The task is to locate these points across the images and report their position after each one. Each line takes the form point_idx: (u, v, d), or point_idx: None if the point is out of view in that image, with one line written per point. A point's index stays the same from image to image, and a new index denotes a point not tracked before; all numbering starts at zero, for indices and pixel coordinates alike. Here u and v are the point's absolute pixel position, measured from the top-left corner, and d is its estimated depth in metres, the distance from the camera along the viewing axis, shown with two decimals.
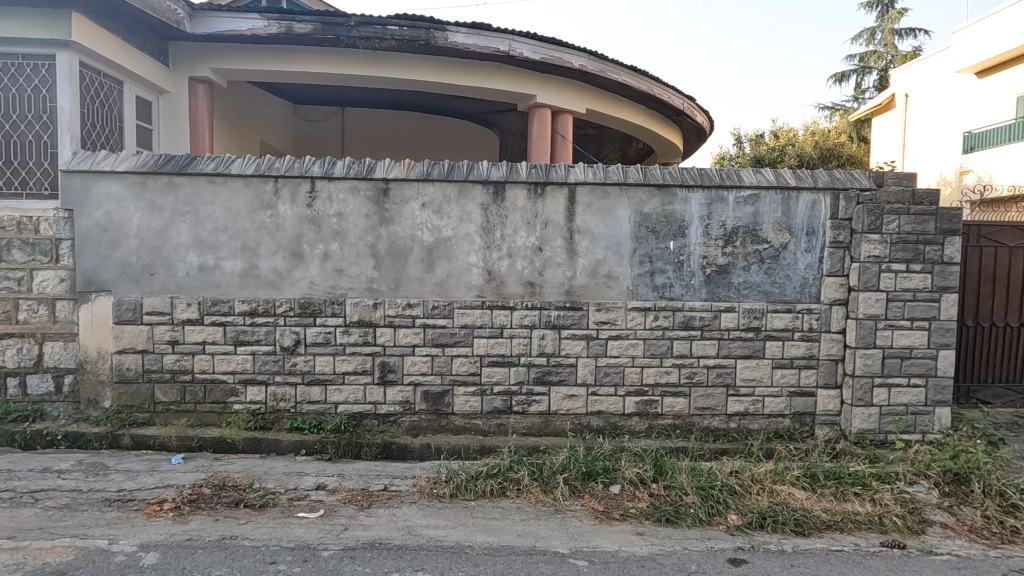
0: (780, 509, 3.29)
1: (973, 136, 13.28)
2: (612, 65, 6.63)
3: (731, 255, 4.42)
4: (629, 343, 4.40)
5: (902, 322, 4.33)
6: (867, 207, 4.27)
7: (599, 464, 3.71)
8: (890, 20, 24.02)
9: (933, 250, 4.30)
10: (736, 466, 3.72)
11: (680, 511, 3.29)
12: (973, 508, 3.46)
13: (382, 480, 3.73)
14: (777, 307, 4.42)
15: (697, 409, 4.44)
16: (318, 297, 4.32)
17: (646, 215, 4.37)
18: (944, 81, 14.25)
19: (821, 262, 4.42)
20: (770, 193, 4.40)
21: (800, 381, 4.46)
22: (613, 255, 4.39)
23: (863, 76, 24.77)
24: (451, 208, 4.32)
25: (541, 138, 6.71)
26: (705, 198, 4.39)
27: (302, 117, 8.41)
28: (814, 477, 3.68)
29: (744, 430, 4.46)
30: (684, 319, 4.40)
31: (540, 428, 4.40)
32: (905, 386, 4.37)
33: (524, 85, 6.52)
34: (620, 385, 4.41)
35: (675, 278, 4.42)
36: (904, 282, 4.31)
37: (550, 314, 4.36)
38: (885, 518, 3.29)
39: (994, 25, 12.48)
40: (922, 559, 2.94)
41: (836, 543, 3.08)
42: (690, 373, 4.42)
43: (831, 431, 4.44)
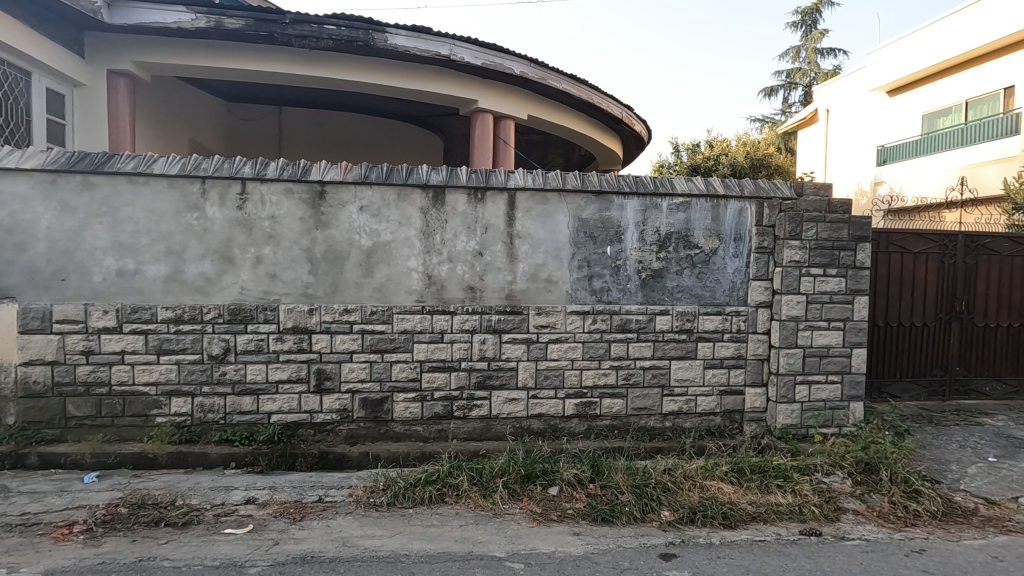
0: (709, 504, 3.45)
1: (886, 151, 14.36)
2: (553, 73, 6.73)
3: (665, 260, 4.59)
4: (568, 346, 4.48)
5: (821, 323, 4.63)
6: (788, 215, 4.55)
7: (538, 466, 3.75)
8: (814, 40, 25.65)
9: (847, 255, 4.62)
10: (670, 464, 3.85)
11: (616, 509, 3.37)
12: (881, 495, 3.74)
13: (316, 490, 3.61)
14: (708, 309, 4.62)
15: (634, 410, 4.57)
16: (249, 303, 4.15)
17: (584, 221, 4.47)
18: (860, 98, 15.35)
19: (748, 267, 4.66)
20: (701, 200, 4.59)
21: (729, 380, 4.67)
22: (552, 260, 4.46)
23: (790, 91, 26.32)
24: (390, 212, 4.26)
25: (483, 143, 6.74)
26: (640, 205, 4.54)
27: (236, 116, 8.08)
28: (741, 471, 3.87)
29: (678, 428, 4.63)
30: (620, 322, 4.53)
31: (481, 432, 4.40)
32: (823, 382, 4.67)
33: (466, 90, 6.53)
34: (560, 387, 4.47)
35: (612, 282, 4.53)
36: (822, 285, 4.61)
37: (490, 317, 4.38)
38: (804, 508, 3.50)
39: (910, 44, 13.49)
40: (836, 545, 3.14)
41: (760, 534, 3.25)
42: (626, 374, 4.55)
43: (758, 427, 4.67)
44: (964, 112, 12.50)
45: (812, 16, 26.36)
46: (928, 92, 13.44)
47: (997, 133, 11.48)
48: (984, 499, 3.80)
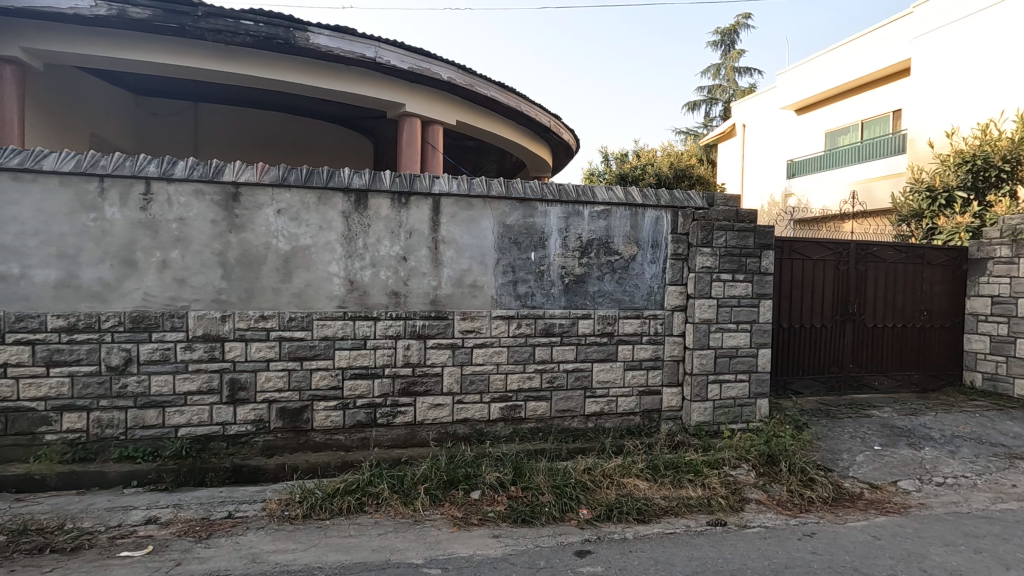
0: (625, 500, 3.59)
1: (795, 165, 15.49)
2: (480, 80, 6.80)
3: (587, 265, 4.74)
4: (494, 351, 4.51)
5: (730, 325, 4.94)
6: (700, 223, 4.82)
7: (461, 471, 3.76)
8: (732, 59, 27.28)
9: (753, 261, 4.96)
10: (589, 463, 3.99)
11: (535, 510, 3.44)
12: (781, 485, 4.03)
13: (226, 506, 3.45)
14: (627, 313, 4.81)
15: (558, 412, 4.67)
16: (154, 311, 3.91)
17: (508, 226, 4.54)
18: (770, 116, 16.53)
19: (664, 272, 4.89)
20: (620, 209, 4.78)
21: (647, 380, 4.88)
22: (477, 265, 4.49)
23: (711, 106, 27.85)
24: (310, 215, 4.15)
25: (411, 147, 6.70)
26: (563, 212, 4.66)
27: (145, 110, 7.54)
28: (656, 468, 4.07)
29: (600, 429, 4.78)
30: (544, 326, 4.63)
31: (405, 439, 4.35)
32: (733, 381, 4.97)
33: (393, 93, 6.47)
34: (485, 392, 4.50)
35: (536, 287, 4.63)
36: (731, 289, 4.91)
37: (414, 323, 4.34)
38: (712, 501, 3.72)
39: (812, 68, 14.73)
40: (739, 533, 3.35)
41: (671, 526, 3.42)
42: (550, 377, 4.64)
43: (674, 424, 4.90)
44: (860, 131, 13.74)
45: (731, 36, 28.03)
46: (829, 112, 14.64)
47: (886, 151, 12.68)
48: (868, 484, 4.20)
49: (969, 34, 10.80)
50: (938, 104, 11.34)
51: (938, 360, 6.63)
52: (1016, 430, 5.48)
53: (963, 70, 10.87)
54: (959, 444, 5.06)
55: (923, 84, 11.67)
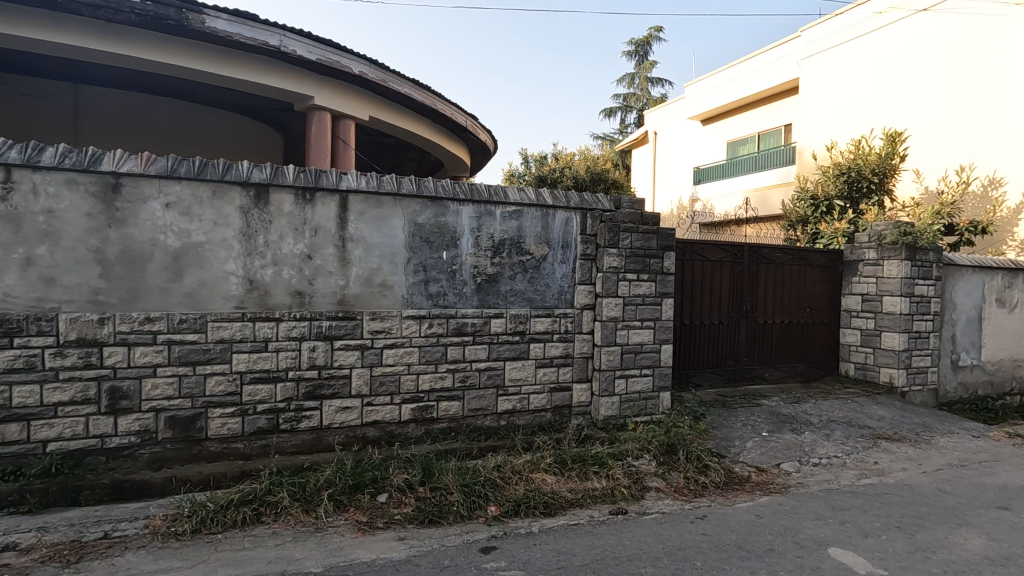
0: (532, 495, 3.68)
1: (700, 172, 16.46)
2: (394, 76, 6.67)
3: (499, 265, 4.79)
4: (404, 351, 4.44)
5: (635, 322, 5.18)
6: (607, 225, 5.02)
7: (367, 475, 3.69)
8: (645, 70, 28.58)
9: (656, 262, 5.24)
10: (499, 461, 4.04)
11: (443, 510, 3.45)
12: (679, 472, 4.30)
13: (102, 526, 3.16)
14: (539, 311, 4.91)
15: (470, 411, 4.67)
16: (16, 313, 3.50)
17: (419, 225, 4.49)
18: (677, 125, 17.51)
19: (574, 271, 5.04)
20: (531, 209, 4.87)
21: (558, 377, 5.00)
22: (387, 264, 4.41)
23: (626, 114, 29.06)
24: (203, 210, 3.88)
25: (321, 141, 6.46)
26: (475, 212, 4.68)
27: (13, 89, 6.67)
28: (563, 462, 4.20)
29: (512, 426, 4.83)
30: (456, 325, 4.61)
31: (311, 445, 4.18)
32: (638, 375, 5.21)
33: (300, 85, 6.21)
34: (396, 393, 4.42)
35: (448, 286, 4.61)
36: (635, 289, 5.16)
37: (320, 324, 4.18)
38: (615, 491, 3.90)
39: (715, 82, 15.79)
40: (638, 520, 3.53)
41: (575, 518, 3.54)
42: (463, 377, 4.63)
43: (584, 419, 5.06)
44: (756, 142, 14.86)
45: (645, 47, 29.38)
46: (729, 123, 15.72)
47: (779, 162, 13.81)
48: (755, 468, 4.56)
49: (848, 60, 12.05)
50: (821, 121, 12.56)
51: (819, 353, 7.31)
52: (880, 413, 6.17)
53: (842, 91, 12.12)
54: (832, 428, 5.61)
55: (810, 102, 12.86)
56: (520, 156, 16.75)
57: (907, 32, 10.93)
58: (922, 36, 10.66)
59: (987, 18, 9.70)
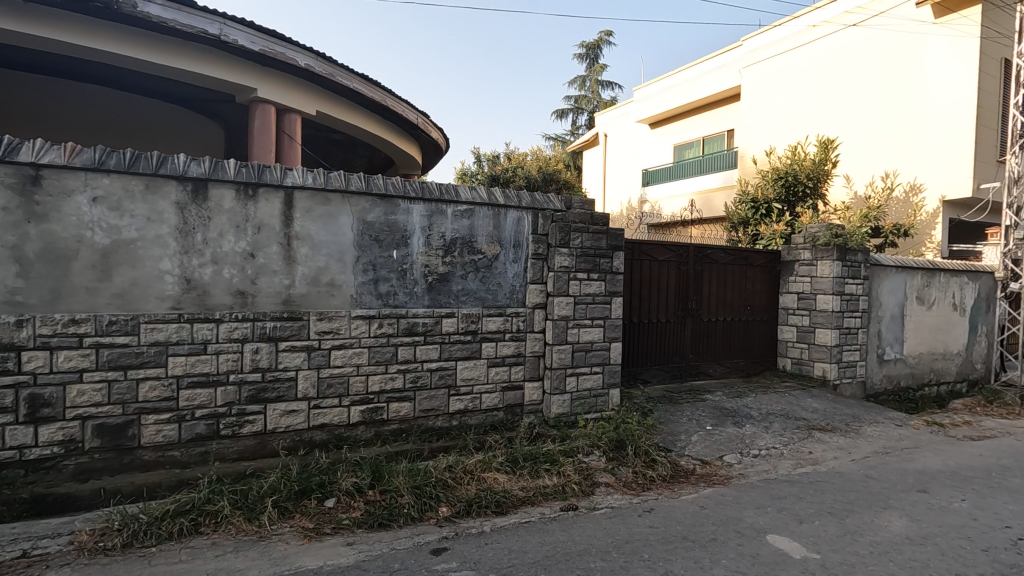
0: (484, 495, 3.68)
1: (648, 174, 16.85)
2: (342, 71, 6.51)
3: (450, 264, 4.76)
4: (353, 352, 4.33)
5: (585, 321, 5.26)
6: (558, 225, 5.08)
7: (314, 480, 3.58)
8: (595, 73, 29.05)
9: (605, 262, 5.35)
10: (451, 461, 4.02)
11: (393, 513, 3.41)
12: (628, 467, 4.40)
13: (20, 544, 2.93)
14: (490, 310, 4.90)
15: (421, 411, 4.62)
16: None
17: (369, 223, 4.40)
18: (626, 128, 17.88)
19: (525, 271, 5.07)
20: (483, 209, 4.87)
21: (510, 376, 5.01)
22: (335, 263, 4.29)
23: (578, 115, 29.48)
24: (135, 205, 3.66)
25: (264, 135, 6.24)
26: (425, 210, 4.63)
27: None
28: (514, 460, 4.22)
29: (464, 426, 4.81)
30: (407, 325, 4.55)
31: (254, 450, 4.02)
32: (588, 373, 5.30)
33: (242, 76, 5.95)
34: (344, 396, 4.31)
35: (398, 286, 4.54)
36: (586, 288, 5.25)
37: (264, 325, 4.03)
38: (566, 487, 3.95)
39: (662, 87, 16.23)
40: (588, 515, 3.59)
41: (527, 515, 3.56)
42: (414, 377, 4.57)
43: (535, 417, 5.10)
44: (701, 146, 15.37)
45: (596, 50, 29.88)
46: (676, 127, 16.20)
47: (722, 166, 14.34)
48: (699, 461, 4.72)
49: (786, 69, 12.65)
50: (761, 127, 13.13)
51: (759, 348, 7.65)
52: (814, 405, 6.52)
53: (780, 100, 12.71)
54: (771, 420, 5.88)
55: (751, 108, 13.43)
56: (475, 151, 16.30)
57: (840, 45, 11.58)
58: (853, 50, 11.33)
59: (910, 35, 10.41)
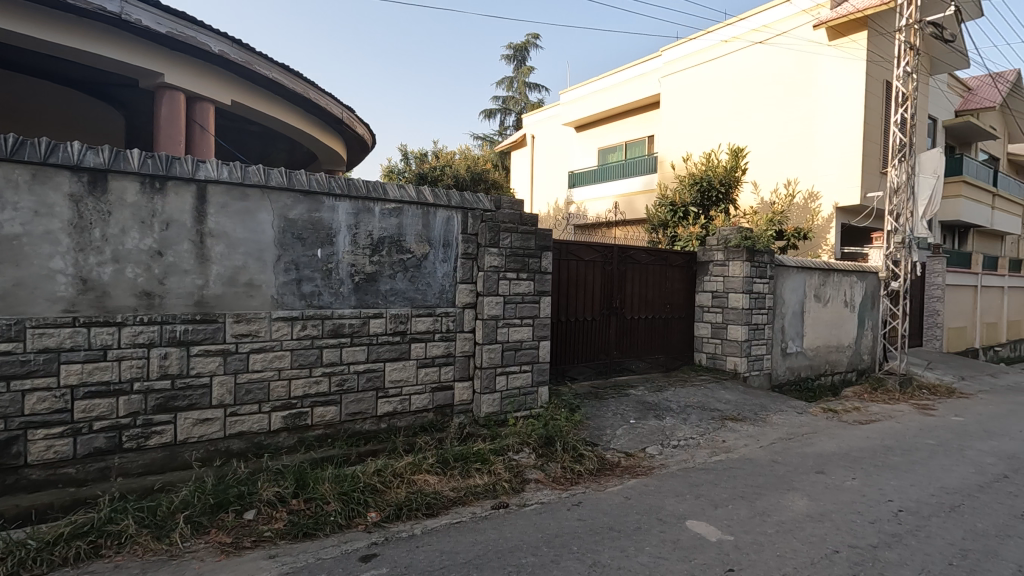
0: (414, 497, 3.64)
1: (574, 176, 17.10)
2: (259, 59, 6.15)
3: (378, 264, 4.65)
4: (274, 356, 4.13)
5: (515, 320, 5.32)
6: (487, 225, 5.11)
7: (232, 491, 3.39)
8: (523, 75, 29.35)
9: (534, 262, 5.44)
10: (380, 465, 3.94)
11: (319, 521, 3.29)
12: (557, 463, 4.51)
13: None
14: (420, 311, 4.84)
15: (348, 415, 4.48)
16: None
17: (291, 221, 4.22)
18: (554, 130, 18.21)
19: (455, 270, 5.06)
20: (412, 207, 4.80)
21: (440, 376, 4.97)
22: (254, 262, 4.08)
23: (506, 116, 29.70)
24: (19, 197, 3.28)
25: (172, 124, 5.83)
26: (352, 208, 4.50)
27: None
28: (445, 461, 4.19)
29: (392, 428, 4.71)
30: (333, 326, 4.39)
31: (163, 463, 3.72)
32: (518, 371, 5.36)
33: (146, 59, 5.46)
34: (264, 401, 4.09)
35: (323, 286, 4.38)
36: (515, 288, 5.31)
37: (174, 328, 3.75)
38: (497, 485, 3.99)
39: (587, 91, 16.64)
40: (519, 512, 3.64)
41: (458, 516, 3.56)
42: (340, 380, 4.43)
43: (465, 417, 5.09)
44: (625, 151, 15.94)
45: (522, 53, 30.21)
46: (600, 131, 16.70)
47: (644, 170, 14.94)
48: (624, 453, 4.91)
49: (701, 80, 13.37)
50: (679, 134, 13.82)
51: (678, 344, 8.07)
52: (727, 396, 6.97)
53: (696, 109, 13.43)
54: (689, 412, 6.23)
55: (670, 116, 14.08)
56: (402, 149, 16.07)
57: (749, 60, 12.40)
58: (761, 65, 12.17)
59: (810, 55, 11.34)
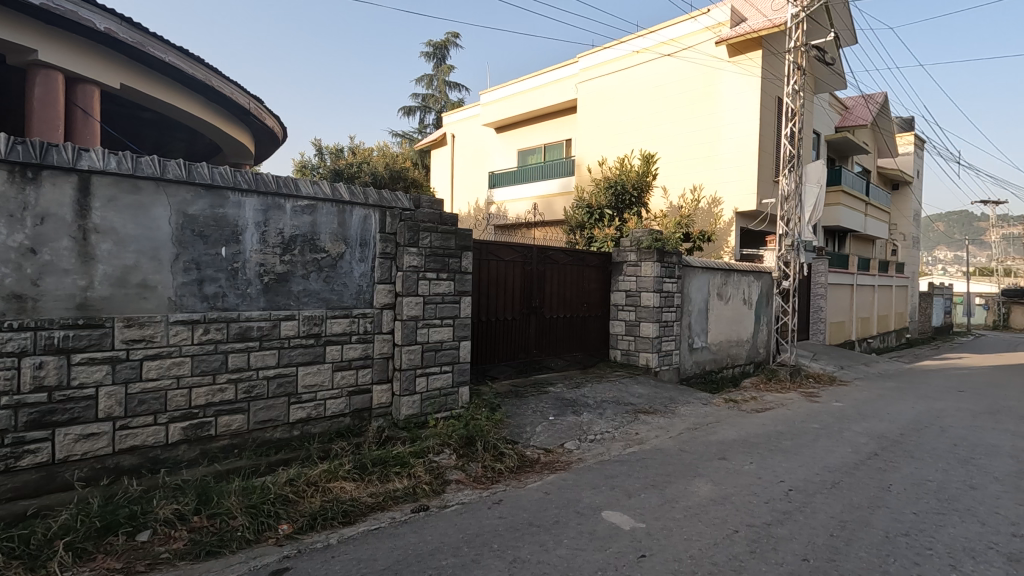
0: (329, 506, 3.51)
1: (495, 176, 17.14)
2: (154, 40, 5.65)
3: (289, 263, 4.43)
4: (172, 363, 3.81)
5: (435, 320, 5.28)
6: (406, 224, 5.03)
7: (123, 512, 3.11)
8: (444, 73, 29.08)
9: (454, 262, 5.43)
10: (292, 475, 3.76)
11: (225, 538, 3.09)
12: (478, 462, 4.52)
13: None
14: (335, 312, 4.67)
15: (257, 423, 4.23)
16: None
17: (191, 217, 3.92)
18: (475, 130, 18.21)
19: (373, 270, 4.93)
20: (326, 204, 4.62)
21: (357, 380, 4.83)
22: (148, 261, 3.75)
23: (426, 114, 29.33)
24: None
25: (47, 107, 5.22)
26: (260, 204, 4.25)
27: None
28: (363, 467, 4.08)
29: (306, 436, 4.50)
30: (239, 330, 4.13)
31: (38, 486, 3.31)
32: (438, 372, 5.32)
33: (17, 33, 4.82)
34: (161, 413, 3.77)
35: (228, 287, 4.11)
36: (435, 288, 5.27)
37: (52, 335, 3.35)
38: (417, 488, 3.93)
39: (507, 92, 16.76)
40: (439, 514, 3.61)
41: (376, 522, 3.47)
42: (247, 387, 4.17)
43: (384, 420, 4.98)
44: (544, 153, 16.25)
45: (442, 50, 29.93)
46: (521, 133, 16.90)
47: (562, 172, 15.27)
48: (543, 450, 5.02)
49: (616, 87, 13.90)
50: (595, 138, 14.31)
51: (594, 341, 8.35)
52: (640, 391, 7.31)
53: (611, 115, 13.96)
54: (605, 406, 6.48)
55: (587, 121, 14.51)
56: (316, 143, 15.35)
57: (659, 71, 13.06)
58: (670, 76, 12.85)
59: (714, 69, 12.13)
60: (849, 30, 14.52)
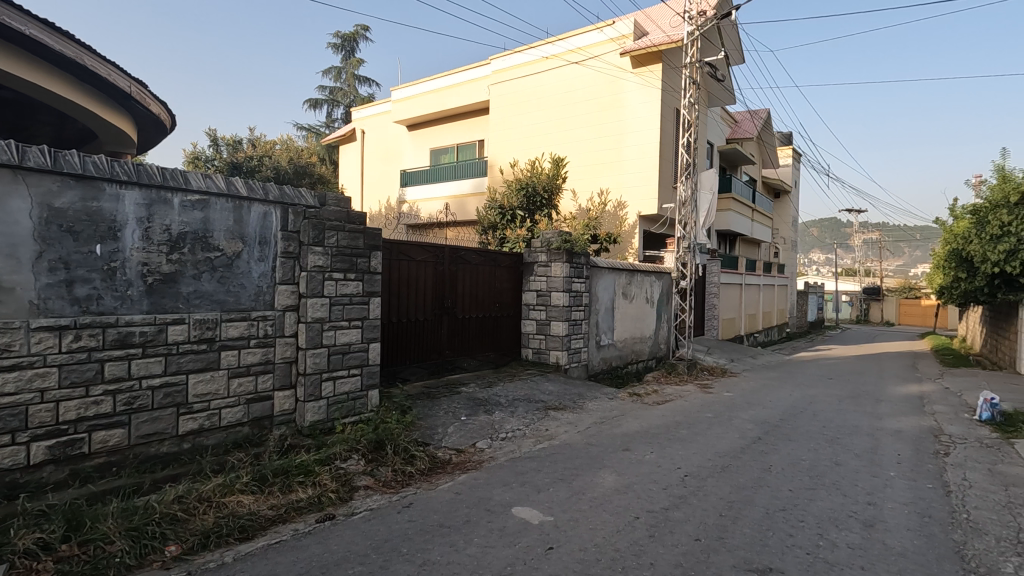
0: (224, 522, 3.29)
1: (404, 175, 16.70)
2: (17, 13, 4.90)
3: (178, 263, 4.09)
4: (35, 374, 3.39)
5: (342, 322, 5.09)
6: (310, 222, 4.81)
7: None
8: (353, 66, 28.13)
9: (362, 262, 5.26)
10: (180, 491, 3.49)
11: (100, 565, 2.80)
12: (387, 467, 4.43)
13: None
14: (231, 315, 4.38)
15: (141, 438, 3.86)
16: None
17: (58, 211, 3.50)
18: (385, 127, 17.79)
19: (273, 271, 4.67)
20: (220, 200, 4.32)
21: (256, 386, 4.55)
22: (3, 259, 3.30)
23: (333, 107, 28.23)
24: None
25: None
26: (142, 198, 3.89)
27: None
28: (262, 479, 3.86)
29: (198, 448, 4.17)
30: (118, 335, 3.75)
31: None
32: (346, 376, 5.14)
33: None
34: (21, 431, 3.33)
35: (104, 288, 3.72)
36: (342, 288, 5.09)
37: None
38: (321, 497, 3.78)
39: (417, 90, 16.52)
40: (345, 522, 3.50)
41: (277, 535, 3.30)
42: (128, 399, 3.79)
43: (287, 428, 4.74)
44: (456, 152, 16.21)
45: (351, 42, 28.95)
46: (433, 132, 16.76)
47: (475, 173, 15.29)
48: (455, 450, 5.02)
49: (527, 91, 14.16)
50: (507, 140, 14.47)
51: (506, 341, 8.45)
52: (550, 388, 7.50)
53: (523, 117, 14.20)
54: (516, 404, 6.59)
55: (499, 122, 14.65)
56: (211, 133, 14.21)
57: (568, 78, 13.47)
58: (579, 83, 13.29)
59: (619, 79, 12.70)
60: (738, 50, 15.81)
